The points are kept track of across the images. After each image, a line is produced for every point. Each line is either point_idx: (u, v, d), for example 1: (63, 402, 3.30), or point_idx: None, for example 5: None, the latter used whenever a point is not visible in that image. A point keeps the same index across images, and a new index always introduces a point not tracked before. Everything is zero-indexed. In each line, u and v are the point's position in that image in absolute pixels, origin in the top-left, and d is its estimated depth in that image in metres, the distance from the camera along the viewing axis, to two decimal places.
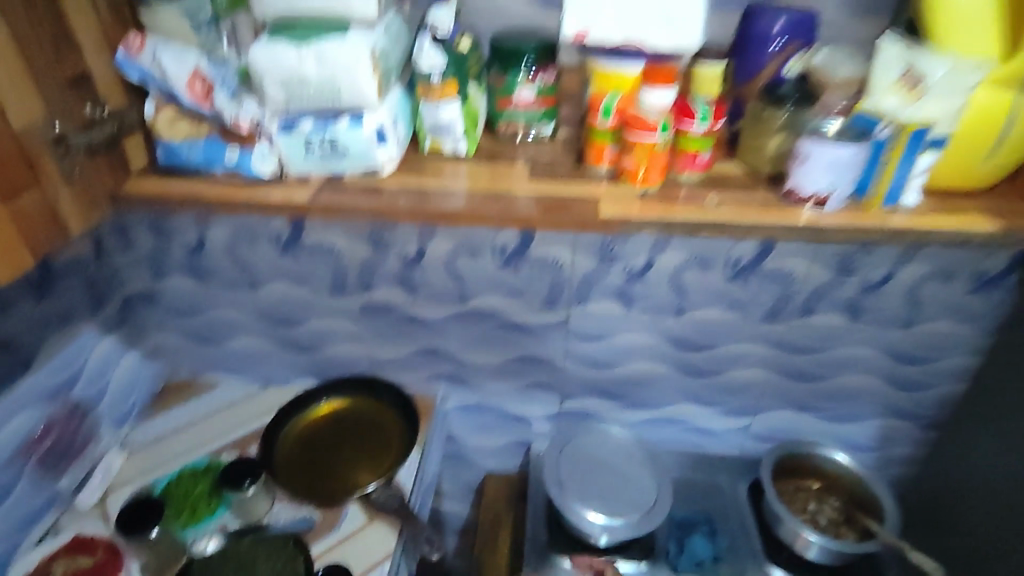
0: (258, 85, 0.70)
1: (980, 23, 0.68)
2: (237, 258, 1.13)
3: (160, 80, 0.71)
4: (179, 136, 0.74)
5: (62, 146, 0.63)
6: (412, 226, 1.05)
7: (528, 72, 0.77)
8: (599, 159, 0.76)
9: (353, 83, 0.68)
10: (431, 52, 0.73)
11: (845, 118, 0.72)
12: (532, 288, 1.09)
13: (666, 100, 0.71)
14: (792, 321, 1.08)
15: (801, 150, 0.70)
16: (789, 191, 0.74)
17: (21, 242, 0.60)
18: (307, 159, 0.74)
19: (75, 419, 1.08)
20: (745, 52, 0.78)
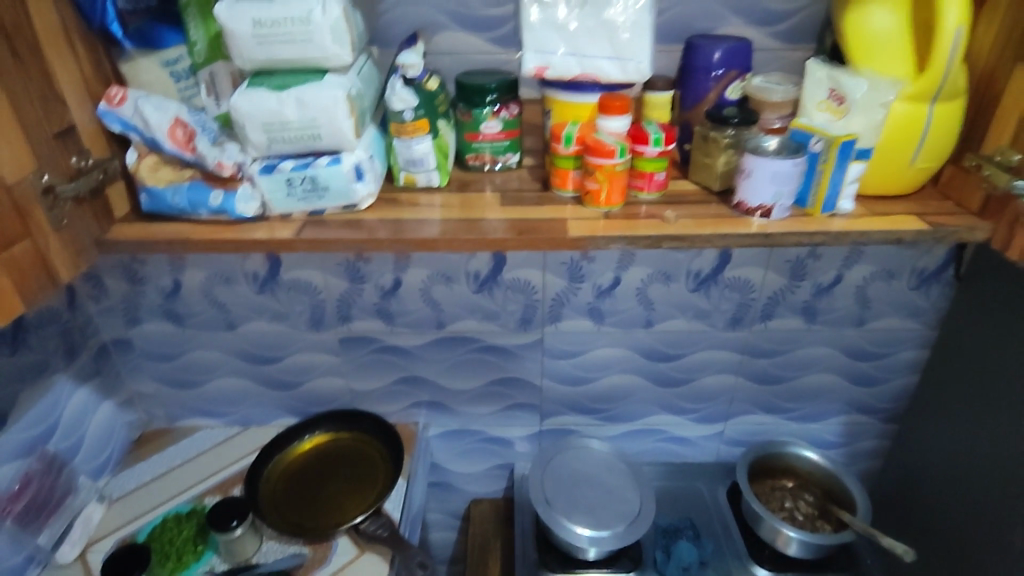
0: (241, 130, 0.75)
1: (892, 46, 0.76)
2: (214, 299, 1.14)
3: (142, 129, 0.74)
4: (162, 182, 0.77)
5: (51, 196, 0.67)
6: (388, 258, 1.09)
7: (492, 108, 0.83)
8: (564, 183, 0.82)
9: (332, 124, 0.73)
10: (403, 93, 0.77)
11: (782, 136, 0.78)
12: (507, 310, 1.14)
13: (620, 127, 0.77)
14: (753, 326, 1.15)
15: (746, 166, 0.76)
16: (739, 204, 0.80)
17: (13, 290, 0.63)
18: (288, 198, 0.78)
19: (51, 472, 1.05)
20: (690, 80, 0.86)
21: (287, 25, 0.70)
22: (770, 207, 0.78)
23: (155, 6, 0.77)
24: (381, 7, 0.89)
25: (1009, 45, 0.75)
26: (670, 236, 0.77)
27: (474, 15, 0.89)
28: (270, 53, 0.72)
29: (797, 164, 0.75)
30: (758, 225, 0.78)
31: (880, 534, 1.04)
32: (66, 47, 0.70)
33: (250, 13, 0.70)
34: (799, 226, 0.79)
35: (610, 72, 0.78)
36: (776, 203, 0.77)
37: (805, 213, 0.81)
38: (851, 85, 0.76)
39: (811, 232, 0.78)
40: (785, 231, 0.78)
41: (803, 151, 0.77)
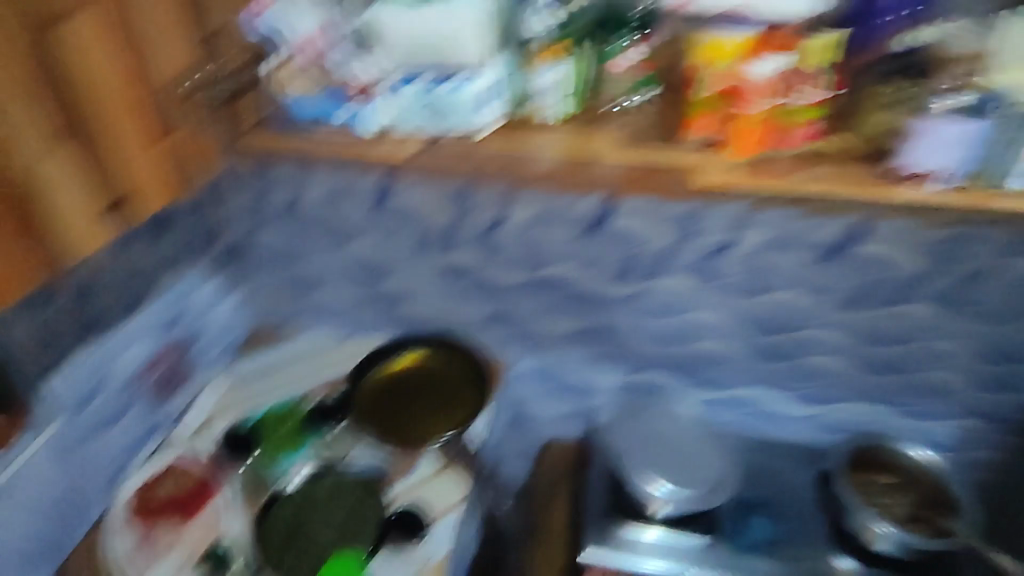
0: (380, 40, 0.80)
1: None
2: (328, 214, 1.18)
3: (288, 38, 0.83)
4: (298, 91, 0.84)
5: (188, 97, 0.81)
6: (494, 193, 1.06)
7: (628, 41, 0.84)
8: (698, 128, 0.81)
9: (458, 44, 0.78)
10: (541, 18, 0.81)
11: (966, 95, 0.73)
12: (607, 259, 1.10)
13: (765, 68, 0.75)
14: (876, 309, 1.05)
15: (915, 128, 0.75)
16: (898, 169, 0.79)
17: (165, 174, 0.81)
18: (413, 118, 0.83)
19: (179, 352, 1.19)
20: (865, 23, 0.77)
21: None
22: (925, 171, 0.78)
23: None
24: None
25: None
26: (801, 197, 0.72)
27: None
28: None
29: (965, 130, 0.74)
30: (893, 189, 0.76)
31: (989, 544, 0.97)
32: None
33: None
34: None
35: (762, 6, 0.75)
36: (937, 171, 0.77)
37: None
38: None
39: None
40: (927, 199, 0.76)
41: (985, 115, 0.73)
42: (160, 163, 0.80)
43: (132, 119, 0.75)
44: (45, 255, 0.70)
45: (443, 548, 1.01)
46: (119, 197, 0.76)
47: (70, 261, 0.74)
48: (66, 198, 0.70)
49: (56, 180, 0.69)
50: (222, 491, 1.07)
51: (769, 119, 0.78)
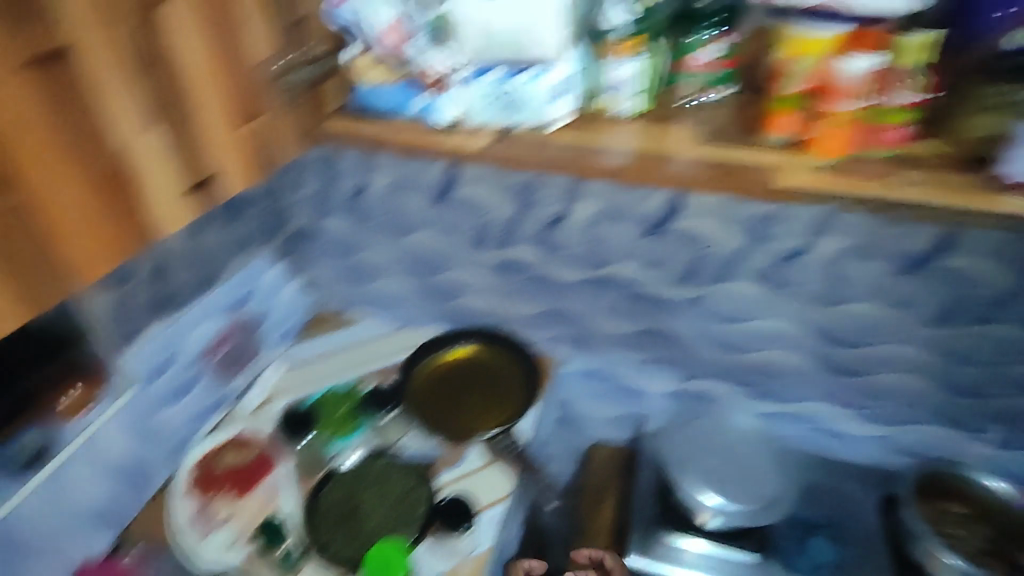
0: (455, 34, 0.77)
1: None
2: (392, 206, 1.19)
3: (365, 26, 0.80)
4: (374, 80, 0.83)
5: (284, 77, 0.80)
6: (561, 189, 1.05)
7: (711, 33, 0.77)
8: (773, 127, 0.74)
9: (538, 35, 0.73)
10: (617, 10, 0.75)
11: None
12: (670, 261, 1.08)
13: (870, 65, 0.67)
14: (959, 327, 0.99)
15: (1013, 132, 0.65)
16: (996, 176, 0.68)
17: (246, 155, 0.79)
18: (487, 111, 0.80)
19: (246, 332, 1.22)
20: (965, 23, 0.67)
21: None
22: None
23: None
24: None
25: None
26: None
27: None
28: None
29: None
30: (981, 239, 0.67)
31: None
32: None
33: None
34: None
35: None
36: None
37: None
38: None
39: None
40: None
41: None
42: (242, 138, 0.77)
43: (217, 101, 0.73)
44: (135, 232, 0.69)
45: (488, 540, 1.00)
46: (203, 175, 0.74)
47: (157, 241, 0.72)
48: (158, 175, 0.69)
49: (147, 157, 0.67)
50: (279, 466, 1.10)
51: (873, 120, 0.70)
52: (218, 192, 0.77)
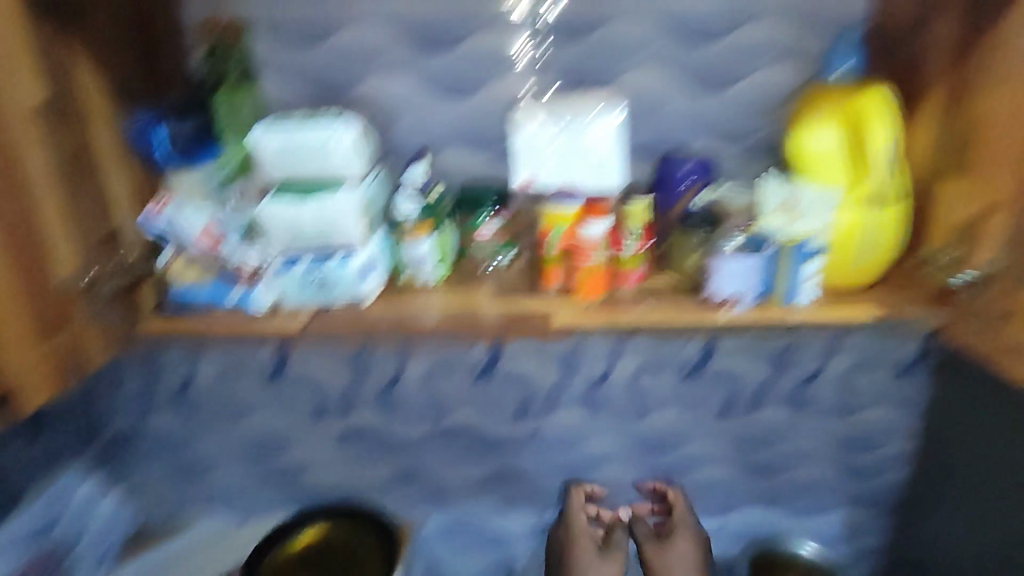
0: (263, 234, 0.83)
1: (838, 160, 0.80)
2: (224, 393, 1.17)
3: (177, 235, 0.84)
4: (189, 280, 0.86)
5: (92, 291, 0.79)
6: (391, 352, 1.14)
7: (490, 213, 0.95)
8: (549, 280, 0.89)
9: (343, 230, 0.81)
10: (407, 204, 0.87)
11: (745, 235, 0.83)
12: (502, 403, 1.18)
13: (605, 228, 0.84)
14: (742, 416, 1.18)
15: (709, 265, 0.83)
16: (707, 297, 0.85)
17: (50, 373, 0.74)
18: (301, 294, 0.86)
19: (50, 564, 1.07)
20: (663, 189, 0.92)
21: (306, 147, 0.80)
22: (729, 295, 0.84)
23: (191, 128, 0.85)
24: (396, 118, 0.97)
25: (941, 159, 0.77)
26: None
27: (447, 82, 0.95)
28: (291, 169, 0.82)
29: (754, 262, 0.82)
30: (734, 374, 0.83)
31: None
32: (121, 169, 0.84)
33: (278, 138, 0.81)
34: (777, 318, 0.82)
35: (583, 182, 0.87)
36: (739, 298, 0.83)
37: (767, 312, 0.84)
38: (800, 195, 0.80)
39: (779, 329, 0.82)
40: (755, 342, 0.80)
41: (758, 252, 0.82)
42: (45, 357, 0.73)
43: (19, 323, 0.70)
44: None
45: None
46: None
47: None
48: None
49: None
50: None
51: (618, 267, 0.88)
52: (14, 415, 0.71)
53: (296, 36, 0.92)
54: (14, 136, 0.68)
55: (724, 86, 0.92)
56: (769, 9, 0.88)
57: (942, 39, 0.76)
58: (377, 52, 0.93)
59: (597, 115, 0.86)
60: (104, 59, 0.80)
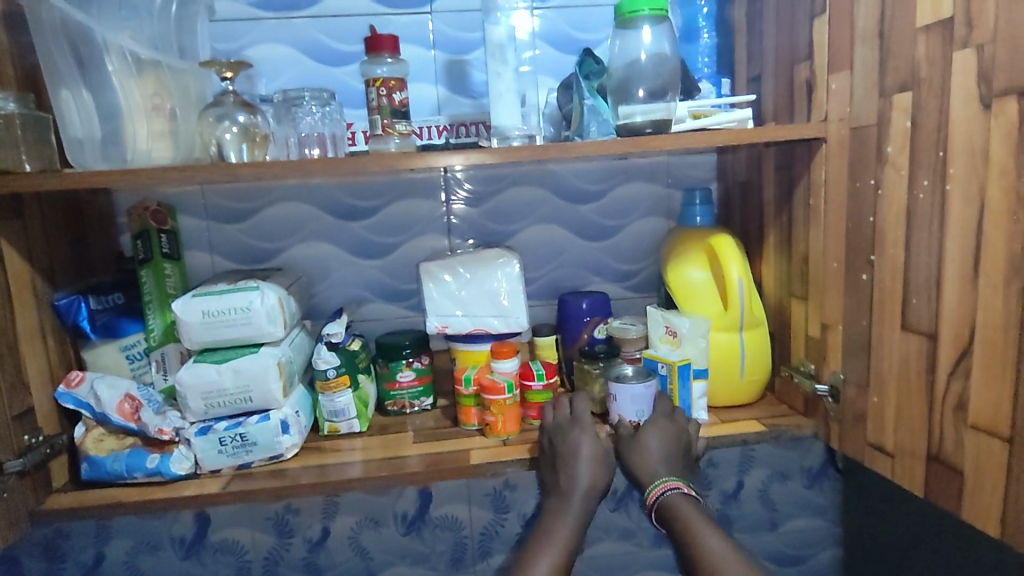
0: (181, 399, 0.84)
1: (706, 293, 0.94)
2: (134, 573, 1.09)
3: (94, 406, 0.82)
4: (104, 451, 0.82)
5: None
6: (317, 509, 1.11)
7: (407, 359, 0.99)
8: (468, 418, 0.94)
9: (264, 387, 0.83)
10: (328, 355, 0.92)
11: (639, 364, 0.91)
12: (436, 551, 1.15)
13: (511, 367, 0.91)
14: None
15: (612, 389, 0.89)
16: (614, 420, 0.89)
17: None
18: (219, 455, 0.84)
19: None
20: (565, 326, 1.03)
21: (231, 312, 0.84)
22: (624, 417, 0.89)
23: (121, 303, 0.90)
24: (320, 280, 1.07)
25: (784, 286, 0.93)
26: (566, 484, 0.83)
27: (363, 245, 1.07)
28: (213, 334, 0.84)
29: (649, 386, 0.88)
30: (630, 438, 0.86)
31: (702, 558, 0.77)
32: (40, 344, 0.82)
33: (200, 305, 0.84)
34: (673, 423, 0.86)
35: (495, 323, 0.95)
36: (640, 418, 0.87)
37: (664, 418, 0.87)
38: (678, 322, 0.91)
39: (678, 422, 0.86)
40: (662, 461, 0.84)
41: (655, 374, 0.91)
42: None
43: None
44: None
45: None
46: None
47: None
48: None
49: None
50: None
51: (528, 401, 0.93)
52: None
53: (223, 213, 1.03)
54: None
55: (606, 236, 1.10)
56: (630, 177, 1.09)
57: (766, 192, 0.95)
58: (300, 223, 1.05)
59: (497, 273, 0.96)
60: (35, 239, 0.82)
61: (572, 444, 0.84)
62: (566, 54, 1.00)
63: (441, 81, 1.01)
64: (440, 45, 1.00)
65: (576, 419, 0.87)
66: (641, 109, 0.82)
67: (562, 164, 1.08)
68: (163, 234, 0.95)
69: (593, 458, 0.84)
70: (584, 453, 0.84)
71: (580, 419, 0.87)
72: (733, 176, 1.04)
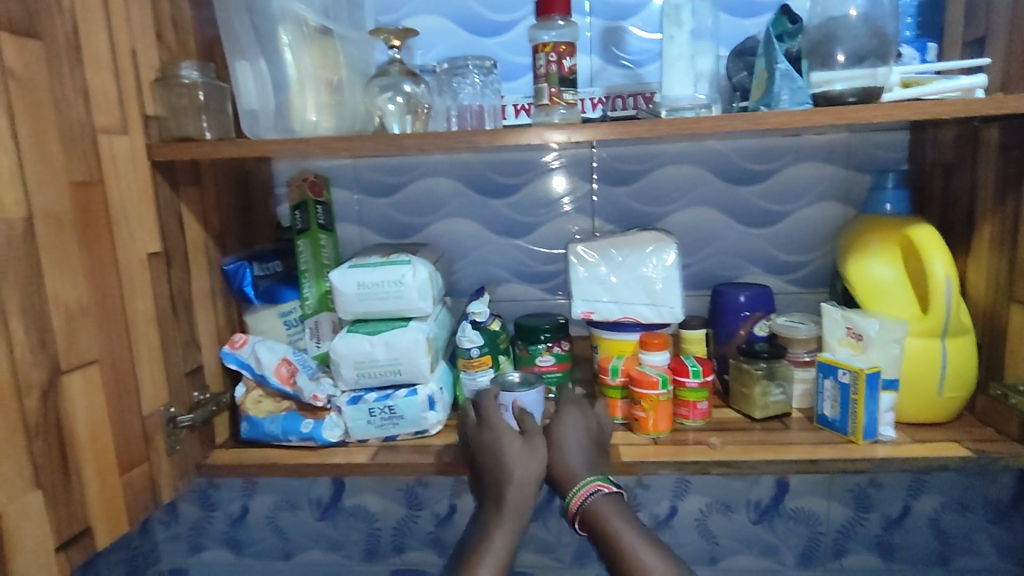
0: (335, 367, 0.85)
1: (901, 292, 0.82)
2: (276, 527, 1.16)
3: (255, 367, 0.86)
4: (262, 412, 0.85)
5: (172, 424, 0.79)
6: (445, 486, 1.12)
7: (546, 344, 0.95)
8: (613, 411, 0.88)
9: (414, 362, 0.83)
10: (472, 334, 0.90)
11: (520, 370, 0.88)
12: (562, 542, 1.11)
13: (661, 361, 0.85)
14: (827, 564, 1.09)
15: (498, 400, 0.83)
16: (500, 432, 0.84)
17: (122, 508, 0.72)
18: (368, 426, 0.84)
19: None
20: (720, 320, 0.94)
21: (384, 285, 0.84)
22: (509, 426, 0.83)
23: (280, 271, 0.94)
24: (461, 256, 1.05)
25: (1000, 288, 0.80)
26: (530, 478, 0.74)
27: (504, 222, 1.04)
28: (368, 306, 0.85)
29: (537, 392, 0.84)
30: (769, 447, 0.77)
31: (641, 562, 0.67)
32: (210, 307, 0.86)
33: (356, 277, 0.84)
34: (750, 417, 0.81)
35: (647, 313, 0.88)
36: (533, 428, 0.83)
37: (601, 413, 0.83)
38: (864, 323, 0.80)
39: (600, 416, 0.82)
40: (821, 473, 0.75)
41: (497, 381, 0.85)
42: (114, 489, 0.70)
43: (98, 461, 0.68)
44: None
45: None
46: (71, 538, 0.65)
47: None
48: (27, 536, 0.60)
49: (17, 523, 0.59)
50: None
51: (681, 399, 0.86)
52: (81, 555, 0.67)
53: (373, 186, 1.04)
54: (126, 281, 0.72)
55: (769, 223, 0.99)
56: (802, 157, 0.97)
57: (982, 176, 0.81)
58: (444, 199, 1.04)
59: (650, 258, 0.89)
60: (208, 206, 0.86)
61: None
62: (743, 17, 0.90)
63: (599, 51, 0.95)
64: (598, 11, 0.94)
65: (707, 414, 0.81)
66: (843, 76, 0.71)
67: (724, 141, 0.98)
68: (319, 206, 0.98)
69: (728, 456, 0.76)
70: (512, 455, 0.75)
71: (495, 425, 0.78)
72: (934, 157, 0.90)
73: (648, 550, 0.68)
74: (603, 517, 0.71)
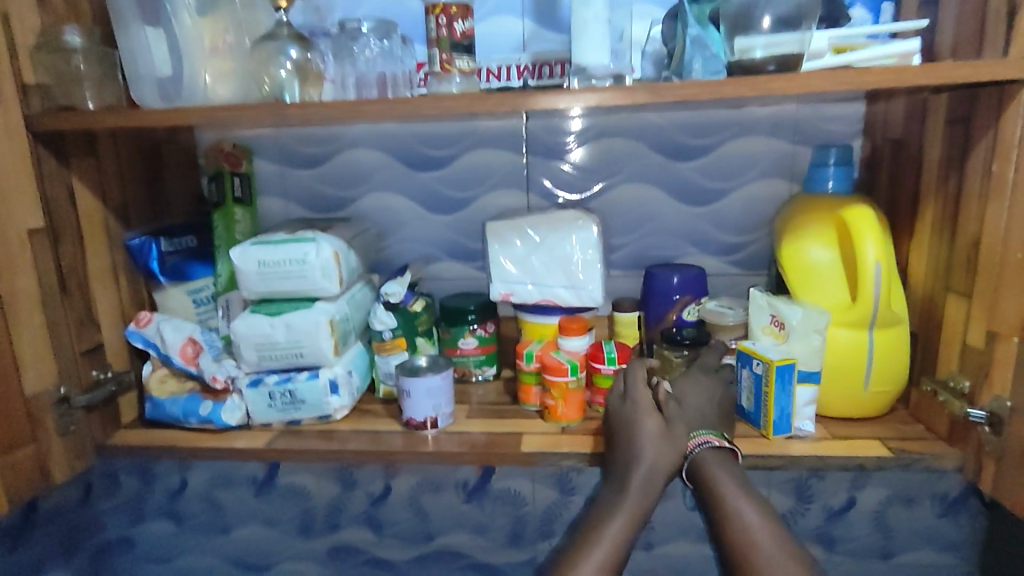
0: (236, 348, 0.82)
1: (832, 278, 0.77)
2: (215, 502, 1.15)
3: (159, 347, 0.83)
4: (165, 393, 0.83)
5: (65, 405, 0.77)
6: (379, 467, 1.09)
7: (471, 326, 0.91)
8: (528, 398, 0.85)
9: (316, 345, 0.80)
10: (385, 316, 0.86)
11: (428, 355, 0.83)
12: (496, 523, 1.10)
13: (580, 346, 0.82)
14: None
15: (402, 386, 0.80)
16: (407, 420, 0.81)
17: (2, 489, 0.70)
18: (269, 409, 0.82)
19: None
20: (649, 304, 0.89)
21: (285, 264, 0.80)
22: (416, 412, 0.80)
23: (192, 247, 0.91)
24: (390, 232, 1.01)
25: (938, 276, 0.74)
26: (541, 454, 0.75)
27: (434, 197, 0.99)
28: (270, 286, 0.81)
29: (445, 377, 0.81)
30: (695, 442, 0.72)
31: (733, 521, 0.66)
32: (112, 284, 0.83)
33: (256, 255, 0.80)
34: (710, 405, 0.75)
35: (564, 294, 0.85)
36: (438, 414, 0.80)
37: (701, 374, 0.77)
38: (786, 312, 0.75)
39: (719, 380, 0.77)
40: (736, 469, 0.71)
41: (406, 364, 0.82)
42: None
43: None
44: None
45: None
46: None
47: None
48: None
49: None
50: None
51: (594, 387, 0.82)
52: None
53: (297, 157, 0.99)
54: (3, 259, 0.69)
55: (709, 201, 0.93)
56: (747, 130, 0.91)
57: (929, 155, 0.74)
58: (371, 172, 0.99)
59: (572, 238, 0.84)
60: (108, 178, 0.83)
61: (627, 444, 0.71)
62: None
63: (529, 14, 0.88)
64: None
65: (628, 398, 0.75)
66: (764, 41, 0.66)
67: (663, 113, 0.92)
68: (236, 177, 0.95)
69: (656, 437, 0.71)
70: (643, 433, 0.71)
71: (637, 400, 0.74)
72: (884, 132, 0.83)
73: (747, 508, 0.66)
74: (707, 467, 0.70)
